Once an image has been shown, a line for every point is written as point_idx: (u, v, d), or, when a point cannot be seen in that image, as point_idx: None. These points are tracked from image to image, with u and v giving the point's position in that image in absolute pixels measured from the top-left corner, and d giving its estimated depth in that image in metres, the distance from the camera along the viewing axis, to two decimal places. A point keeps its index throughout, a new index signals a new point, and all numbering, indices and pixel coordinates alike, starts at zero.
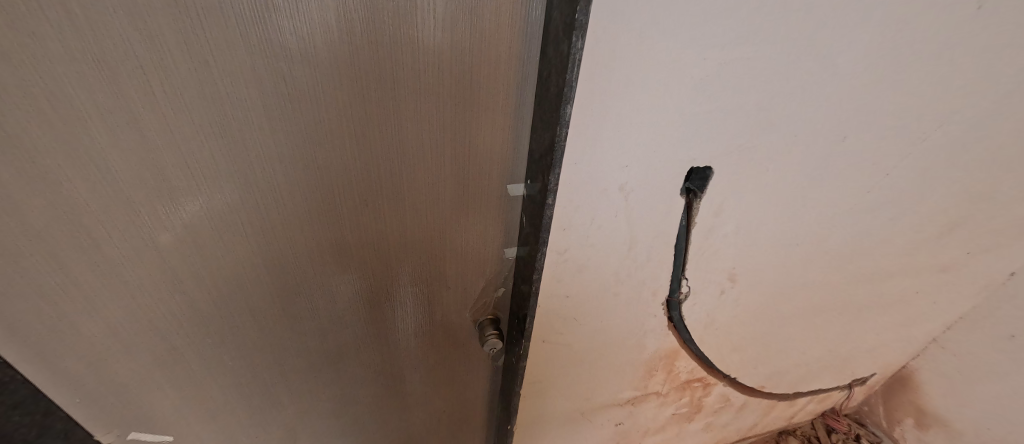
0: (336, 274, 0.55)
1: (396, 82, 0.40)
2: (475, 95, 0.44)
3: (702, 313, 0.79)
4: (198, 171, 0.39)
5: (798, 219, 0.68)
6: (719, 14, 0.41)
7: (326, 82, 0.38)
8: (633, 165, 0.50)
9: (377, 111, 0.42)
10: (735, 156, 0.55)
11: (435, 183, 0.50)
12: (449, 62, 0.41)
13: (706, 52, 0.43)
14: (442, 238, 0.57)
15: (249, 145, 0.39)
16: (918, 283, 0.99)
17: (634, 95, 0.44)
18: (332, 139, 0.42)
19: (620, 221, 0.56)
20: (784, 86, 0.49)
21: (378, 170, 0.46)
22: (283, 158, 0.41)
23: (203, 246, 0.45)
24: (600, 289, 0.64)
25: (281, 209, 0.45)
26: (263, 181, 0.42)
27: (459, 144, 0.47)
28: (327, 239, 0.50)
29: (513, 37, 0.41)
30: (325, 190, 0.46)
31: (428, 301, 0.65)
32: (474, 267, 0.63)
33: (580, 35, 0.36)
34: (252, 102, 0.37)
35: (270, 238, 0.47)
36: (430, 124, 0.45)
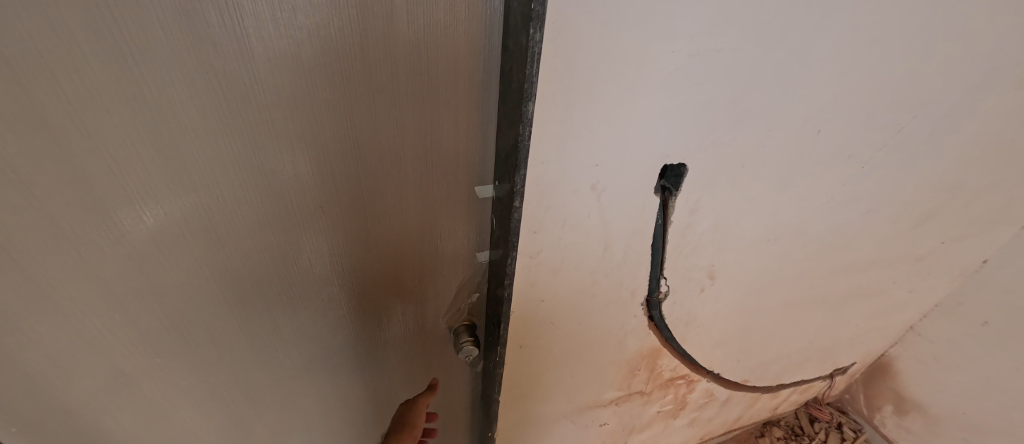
0: (297, 287, 0.51)
1: (349, 81, 0.37)
2: (436, 91, 0.41)
3: (683, 311, 0.78)
4: (133, 187, 0.34)
5: (777, 215, 0.67)
6: (688, 3, 0.38)
7: (272, 80, 0.34)
8: (604, 164, 0.48)
9: (329, 112, 0.38)
10: (710, 151, 0.53)
11: (397, 187, 0.47)
12: (404, 58, 0.38)
13: (676, 43, 0.41)
14: (411, 243, 0.54)
15: (189, 153, 0.35)
16: (895, 274, 1.00)
17: (602, 91, 0.42)
18: (282, 143, 0.38)
19: (594, 221, 0.54)
20: (759, 79, 0.47)
21: (335, 175, 0.43)
22: (227, 165, 0.37)
23: (146, 269, 0.39)
24: (577, 291, 0.62)
25: (232, 221, 0.41)
26: (208, 192, 0.38)
27: (422, 144, 0.44)
28: (285, 250, 0.46)
29: (471, 30, 0.38)
30: (278, 200, 0.42)
31: (399, 309, 0.62)
32: (445, 272, 0.60)
33: (538, 25, 0.33)
34: (189, 108, 0.32)
35: (223, 254, 0.43)
36: (388, 124, 0.41)
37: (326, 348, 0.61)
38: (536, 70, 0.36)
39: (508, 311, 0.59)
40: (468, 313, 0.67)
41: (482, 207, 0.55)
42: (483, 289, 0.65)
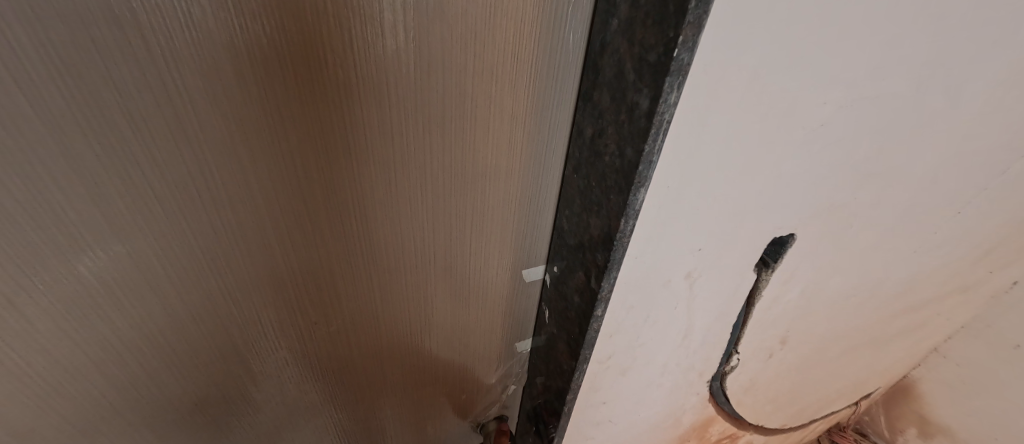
0: (297, 396, 0.41)
1: (370, 160, 0.28)
2: (484, 164, 0.31)
3: (745, 378, 0.66)
4: (86, 308, 0.25)
5: (862, 271, 0.57)
6: (855, 41, 0.27)
7: (261, 161, 0.24)
8: (706, 247, 0.36)
9: (342, 199, 0.29)
10: (822, 216, 0.42)
11: (423, 277, 0.37)
12: (442, 128, 0.28)
13: (827, 93, 0.29)
14: (431, 335, 0.43)
15: (144, 257, 0.25)
16: (942, 306, 0.92)
17: (729, 161, 0.30)
18: (276, 235, 0.28)
19: (680, 311, 0.41)
20: (891, 129, 0.37)
21: (334, 266, 0.33)
22: (197, 268, 0.27)
23: (95, 395, 0.30)
24: (643, 384, 0.49)
25: (207, 331, 0.31)
26: (172, 299, 0.28)
27: (457, 227, 0.35)
28: (274, 358, 0.36)
29: (535, 86, 0.29)
30: (274, 304, 0.32)
31: (412, 403, 0.51)
32: (476, 365, 0.49)
33: (675, 84, 0.22)
34: (154, 207, 0.23)
35: (195, 366, 0.32)
36: (407, 205, 0.32)
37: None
38: (659, 144, 0.24)
39: (563, 425, 0.45)
40: (500, 403, 0.56)
41: (529, 291, 0.44)
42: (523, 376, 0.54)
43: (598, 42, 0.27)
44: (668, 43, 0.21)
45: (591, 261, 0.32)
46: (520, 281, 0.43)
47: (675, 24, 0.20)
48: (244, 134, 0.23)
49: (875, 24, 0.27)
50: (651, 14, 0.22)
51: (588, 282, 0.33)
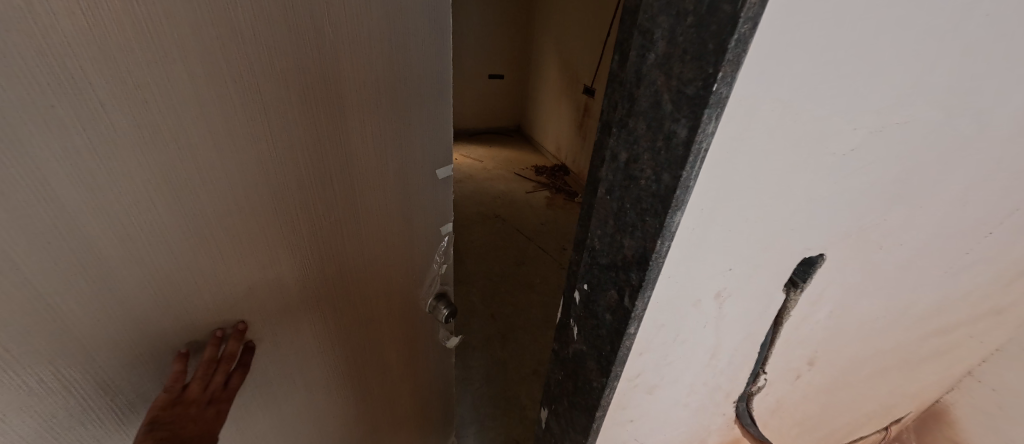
0: (297, 334, 0.46)
1: (342, 91, 0.37)
2: (416, 86, 0.44)
3: (772, 400, 0.65)
4: (151, 251, 0.30)
5: (892, 290, 0.56)
6: (884, 72, 0.28)
7: (271, 97, 0.32)
8: (736, 267, 0.36)
9: (325, 126, 0.37)
10: (851, 238, 0.42)
11: (385, 189, 0.46)
12: (383, 59, 0.39)
13: (857, 119, 0.30)
14: (400, 249, 0.53)
15: (196, 196, 0.30)
16: (976, 329, 0.89)
17: (762, 186, 0.31)
18: (282, 166, 0.35)
19: (709, 331, 0.42)
20: (921, 152, 0.38)
21: (323, 192, 0.40)
22: (244, 197, 0.33)
23: (154, 345, 0.34)
24: (670, 404, 0.49)
25: (246, 266, 0.37)
26: (224, 234, 0.34)
27: (401, 139, 0.45)
28: (293, 289, 0.42)
29: (427, 23, 0.42)
30: (281, 235, 0.38)
31: (388, 326, 0.59)
32: (420, 259, 0.58)
33: (714, 114, 0.23)
34: (202, 148, 0.29)
35: (235, 305, 0.38)
36: (382, 124, 0.42)
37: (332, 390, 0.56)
38: (696, 171, 0.26)
39: (592, 441, 0.46)
40: (438, 283, 0.64)
41: (444, 184, 0.56)
42: (448, 253, 0.63)
43: (634, 73, 0.29)
44: (707, 78, 0.23)
45: (623, 279, 0.33)
46: (438, 179, 0.55)
47: (714, 62, 0.22)
48: (270, 73, 0.31)
49: (904, 56, 0.28)
50: (689, 50, 0.23)
51: (621, 300, 0.34)
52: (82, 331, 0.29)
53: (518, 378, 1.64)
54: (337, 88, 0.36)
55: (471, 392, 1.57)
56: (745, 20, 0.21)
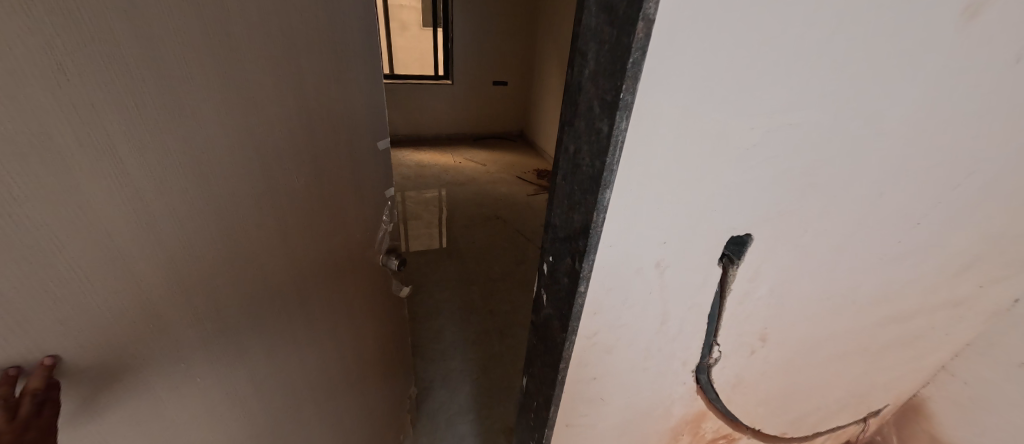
0: (291, 287, 0.57)
1: (300, 84, 0.51)
2: (332, 76, 0.59)
3: (732, 374, 0.73)
4: (190, 217, 0.38)
5: (831, 274, 0.63)
6: (773, 84, 0.36)
7: (255, 91, 0.44)
8: (670, 241, 0.44)
9: (291, 109, 0.50)
10: (777, 222, 0.49)
11: (342, 159, 0.65)
12: (320, 59, 0.55)
13: (756, 121, 0.38)
14: (358, 210, 0.73)
15: (213, 170, 0.40)
16: (934, 319, 0.95)
17: (677, 173, 0.39)
18: (266, 142, 0.47)
19: (654, 298, 0.49)
20: (829, 150, 0.45)
21: (296, 162, 0.52)
22: (243, 167, 0.44)
23: (196, 304, 0.42)
24: (629, 366, 0.57)
25: (251, 227, 0.47)
26: (234, 199, 0.43)
27: (342, 118, 0.63)
28: (286, 244, 0.54)
29: (359, 47, 0.67)
30: (272, 200, 0.49)
31: (357, 276, 0.78)
32: (371, 220, 0.81)
33: (624, 115, 0.32)
34: (217, 130, 0.39)
35: (247, 260, 0.47)
36: (314, 105, 0.55)
37: (311, 344, 0.65)
38: (617, 158, 0.34)
39: (559, 394, 0.54)
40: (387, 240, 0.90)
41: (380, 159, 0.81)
42: (388, 217, 0.90)
43: (576, 83, 0.37)
44: (616, 87, 0.31)
45: (574, 247, 0.42)
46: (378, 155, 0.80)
47: (620, 76, 0.30)
48: (253, 72, 0.43)
49: (788, 71, 0.36)
50: (606, 67, 0.32)
51: (573, 265, 0.43)
52: (150, 294, 0.36)
53: (514, 370, 1.71)
54: (288, 74, 0.49)
55: (468, 381, 1.64)
56: (637, 48, 0.29)
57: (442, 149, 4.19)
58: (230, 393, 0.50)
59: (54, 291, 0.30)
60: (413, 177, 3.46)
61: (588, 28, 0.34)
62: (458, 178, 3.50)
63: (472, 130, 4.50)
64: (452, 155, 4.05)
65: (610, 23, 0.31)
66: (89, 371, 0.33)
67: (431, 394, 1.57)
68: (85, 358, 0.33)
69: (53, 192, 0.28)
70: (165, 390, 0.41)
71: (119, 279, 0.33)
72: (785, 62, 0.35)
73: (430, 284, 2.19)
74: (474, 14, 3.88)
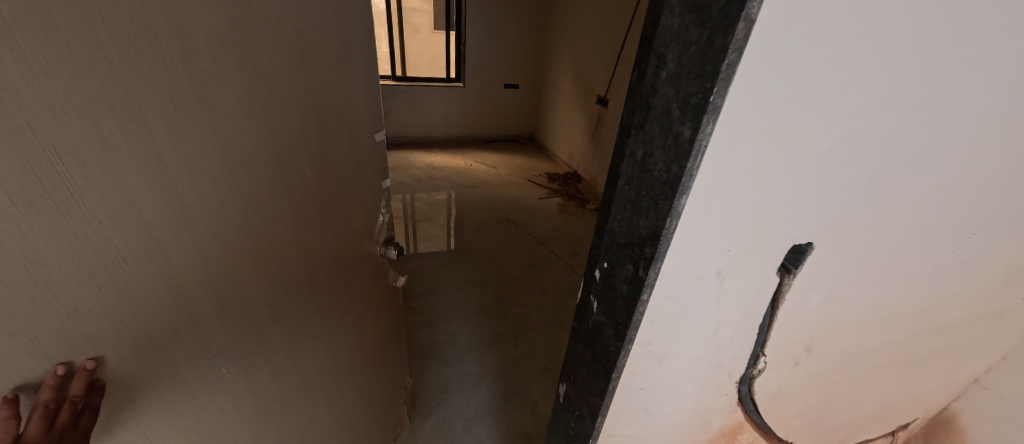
0: (295, 269, 0.59)
1: (309, 73, 0.54)
2: (329, 71, 0.58)
3: (773, 385, 0.71)
4: (205, 188, 0.42)
5: (883, 286, 0.61)
6: (852, 87, 0.35)
7: (270, 78, 0.47)
8: (734, 249, 0.43)
9: (302, 96, 0.53)
10: (839, 231, 0.48)
11: (344, 148, 0.66)
12: (330, 54, 0.58)
13: (833, 126, 0.37)
14: (359, 199, 0.74)
15: (229, 148, 0.43)
16: (975, 332, 0.92)
17: (751, 179, 0.37)
18: (278, 127, 0.50)
19: (710, 307, 0.48)
20: (898, 158, 0.44)
21: (302, 146, 0.55)
22: (257, 148, 0.47)
23: (209, 271, 0.45)
24: (677, 376, 0.56)
25: (261, 205, 0.50)
26: (246, 177, 0.47)
27: (344, 108, 0.64)
28: (292, 227, 0.56)
29: (365, 42, 0.68)
30: (280, 181, 0.52)
31: (356, 266, 0.78)
32: (372, 209, 0.81)
33: (711, 119, 0.31)
34: (233, 110, 0.43)
35: (256, 236, 0.50)
36: (308, 101, 0.55)
37: (303, 340, 0.65)
38: (698, 163, 0.33)
39: (608, 403, 0.53)
40: (387, 230, 0.90)
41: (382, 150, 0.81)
42: (389, 207, 0.89)
43: (649, 86, 0.36)
44: (705, 90, 0.30)
45: (637, 254, 0.41)
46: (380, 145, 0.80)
47: (711, 79, 0.30)
48: (270, 61, 0.47)
49: (867, 73, 0.35)
50: (692, 70, 0.31)
51: (635, 272, 0.42)
52: (169, 257, 0.40)
53: (530, 375, 1.69)
54: (278, 71, 0.48)
55: (485, 385, 1.62)
56: (733, 50, 0.28)
57: (453, 151, 4.19)
58: (219, 390, 0.51)
59: (86, 241, 0.33)
60: (425, 178, 3.46)
61: (668, 29, 0.33)
62: (469, 181, 3.49)
63: (483, 133, 4.51)
64: (463, 157, 4.05)
65: (699, 23, 0.30)
66: (111, 320, 0.36)
67: (446, 398, 1.55)
68: (109, 307, 0.36)
69: (91, 149, 0.31)
70: (181, 351, 0.44)
71: (142, 238, 0.37)
72: (868, 62, 0.34)
73: (444, 286, 2.18)
74: (487, 17, 3.88)
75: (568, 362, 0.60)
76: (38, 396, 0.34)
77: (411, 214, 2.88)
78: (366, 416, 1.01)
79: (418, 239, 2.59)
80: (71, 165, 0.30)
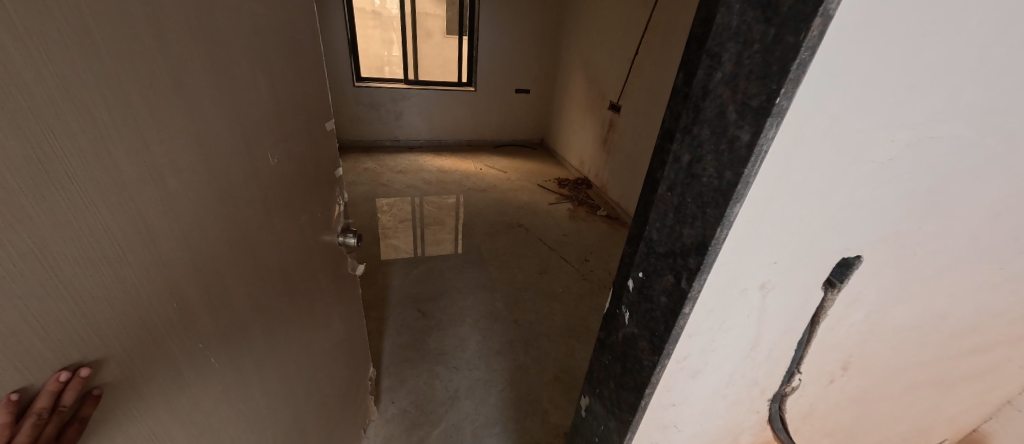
0: (266, 259, 0.58)
1: (271, 59, 0.54)
2: (282, 58, 0.57)
3: (805, 404, 0.67)
4: (190, 170, 0.42)
5: (928, 302, 0.58)
6: (919, 92, 0.33)
7: (239, 63, 0.48)
8: (782, 261, 0.41)
9: (265, 82, 0.53)
10: (889, 244, 0.46)
11: (298, 131, 0.63)
12: (286, 39, 0.58)
13: (896, 132, 0.35)
14: (314, 186, 0.70)
15: (206, 130, 0.44)
16: (1016, 351, 0.87)
17: (808, 187, 0.35)
18: (249, 111, 0.50)
19: (752, 321, 0.46)
20: (960, 168, 0.41)
21: (269, 131, 0.55)
22: (230, 132, 0.48)
23: (198, 255, 0.45)
24: (711, 392, 0.53)
25: (237, 190, 0.50)
26: (223, 160, 0.47)
27: (299, 92, 0.63)
28: (263, 214, 0.56)
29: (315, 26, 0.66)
30: (252, 166, 0.52)
31: (314, 257, 0.73)
32: (326, 196, 0.76)
33: (775, 122, 0.29)
34: (206, 93, 0.43)
35: (233, 223, 0.50)
36: (271, 87, 0.55)
37: (272, 334, 0.63)
38: (756, 169, 0.31)
39: (639, 419, 0.50)
40: (341, 219, 0.84)
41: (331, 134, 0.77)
42: (343, 194, 0.84)
43: (700, 88, 0.34)
44: (771, 92, 0.28)
45: (680, 264, 0.39)
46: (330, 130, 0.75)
47: (778, 80, 0.28)
48: (237, 47, 0.47)
49: (936, 78, 0.33)
50: (755, 71, 0.29)
51: (677, 283, 0.40)
52: (160, 238, 0.40)
53: (541, 383, 1.66)
54: (235, 55, 0.47)
55: (496, 393, 1.59)
56: (806, 48, 0.27)
57: (462, 154, 4.19)
58: (207, 380, 0.51)
59: (84, 220, 0.34)
60: (435, 182, 3.46)
61: (725, 28, 0.31)
62: (479, 185, 3.49)
63: (493, 137, 4.52)
64: (472, 161, 4.04)
65: (764, 20, 0.28)
66: (111, 301, 0.36)
67: (455, 405, 1.53)
68: (108, 287, 0.36)
69: (79, 126, 0.32)
70: (173, 337, 0.44)
71: (133, 218, 0.37)
72: (938, 65, 0.33)
73: (453, 290, 2.16)
74: (501, 23, 3.88)
75: (594, 374, 0.58)
76: (36, 402, 0.32)
77: (421, 217, 2.87)
78: (337, 413, 0.99)
79: (427, 242, 2.58)
80: (70, 140, 0.31)
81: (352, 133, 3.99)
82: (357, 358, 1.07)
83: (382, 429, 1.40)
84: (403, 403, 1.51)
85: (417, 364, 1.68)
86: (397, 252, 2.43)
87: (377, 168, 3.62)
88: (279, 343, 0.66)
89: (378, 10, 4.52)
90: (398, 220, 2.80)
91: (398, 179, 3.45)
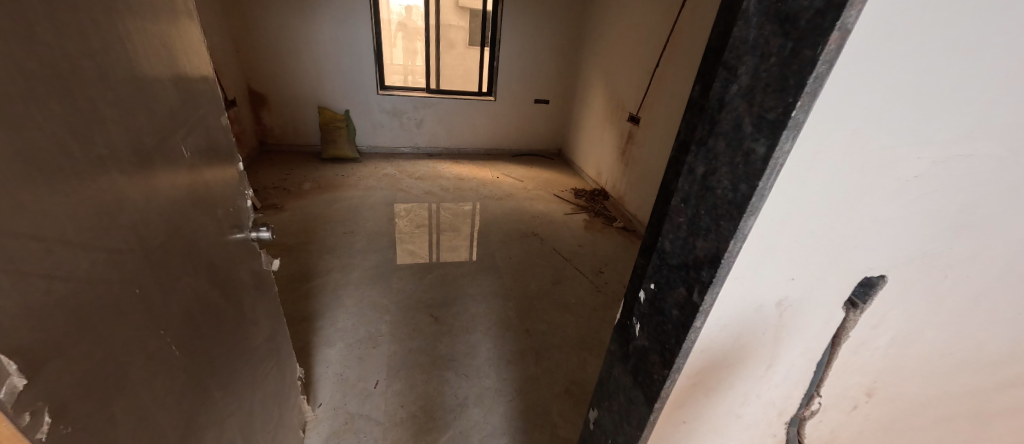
0: (192, 249, 0.62)
1: (177, 62, 0.59)
2: (183, 61, 0.61)
3: (827, 430, 0.65)
4: (125, 162, 0.47)
5: (960, 329, 0.55)
6: (945, 109, 0.32)
7: (152, 67, 0.53)
8: (800, 278, 0.40)
9: (174, 82, 0.58)
10: (915, 265, 0.44)
11: (205, 129, 0.67)
12: (186, 45, 0.62)
13: (922, 149, 0.34)
14: (223, 181, 0.73)
15: (133, 126, 0.49)
16: None
17: (827, 202, 0.35)
18: (166, 110, 0.56)
19: (767, 338, 0.45)
20: (991, 188, 0.39)
21: (182, 126, 0.59)
22: (154, 128, 0.53)
23: (139, 239, 0.50)
24: (724, 411, 0.52)
25: (165, 181, 0.55)
26: (150, 152, 0.52)
27: (202, 94, 0.66)
28: (186, 206, 0.60)
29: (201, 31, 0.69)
30: (173, 159, 0.57)
31: (231, 251, 0.75)
32: (234, 191, 0.77)
33: (792, 135, 0.29)
34: (126, 93, 0.48)
35: (163, 211, 0.54)
36: (177, 88, 0.59)
37: (209, 322, 0.66)
38: (771, 182, 0.31)
39: (647, 434, 0.50)
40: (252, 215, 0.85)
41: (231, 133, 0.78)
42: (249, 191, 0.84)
43: (717, 100, 0.34)
44: (787, 106, 0.28)
45: (693, 277, 0.38)
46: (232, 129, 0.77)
47: (795, 93, 0.28)
48: (149, 53, 0.53)
49: (963, 94, 0.32)
50: (772, 84, 0.29)
51: (689, 296, 0.39)
52: (109, 221, 0.45)
53: (550, 395, 1.63)
54: (143, 58, 0.51)
55: (502, 403, 1.57)
56: (823, 62, 0.27)
57: (481, 163, 4.23)
58: (163, 359, 0.55)
59: (62, 199, 0.39)
60: (452, 189, 3.50)
61: (744, 41, 0.31)
62: (496, 193, 3.50)
63: (511, 147, 4.56)
64: (491, 169, 4.07)
65: (782, 34, 0.28)
66: (81, 274, 0.42)
67: (464, 412, 1.53)
68: (79, 262, 0.41)
69: (47, 117, 0.38)
70: (132, 312, 0.49)
71: (88, 202, 0.42)
72: (967, 78, 0.31)
73: (465, 297, 2.17)
74: (523, 35, 3.93)
75: (604, 387, 0.57)
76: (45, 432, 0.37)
77: (436, 223, 2.91)
78: (274, 413, 0.99)
79: (441, 249, 2.60)
80: (43, 127, 0.37)
81: (373, 139, 4.09)
82: (286, 356, 1.07)
83: (390, 433, 1.41)
84: (412, 408, 1.51)
85: (427, 370, 1.69)
86: (412, 257, 2.46)
87: (397, 174, 3.68)
88: (212, 336, 0.67)
89: (402, 21, 4.62)
90: (415, 226, 2.84)
91: (415, 185, 3.50)
